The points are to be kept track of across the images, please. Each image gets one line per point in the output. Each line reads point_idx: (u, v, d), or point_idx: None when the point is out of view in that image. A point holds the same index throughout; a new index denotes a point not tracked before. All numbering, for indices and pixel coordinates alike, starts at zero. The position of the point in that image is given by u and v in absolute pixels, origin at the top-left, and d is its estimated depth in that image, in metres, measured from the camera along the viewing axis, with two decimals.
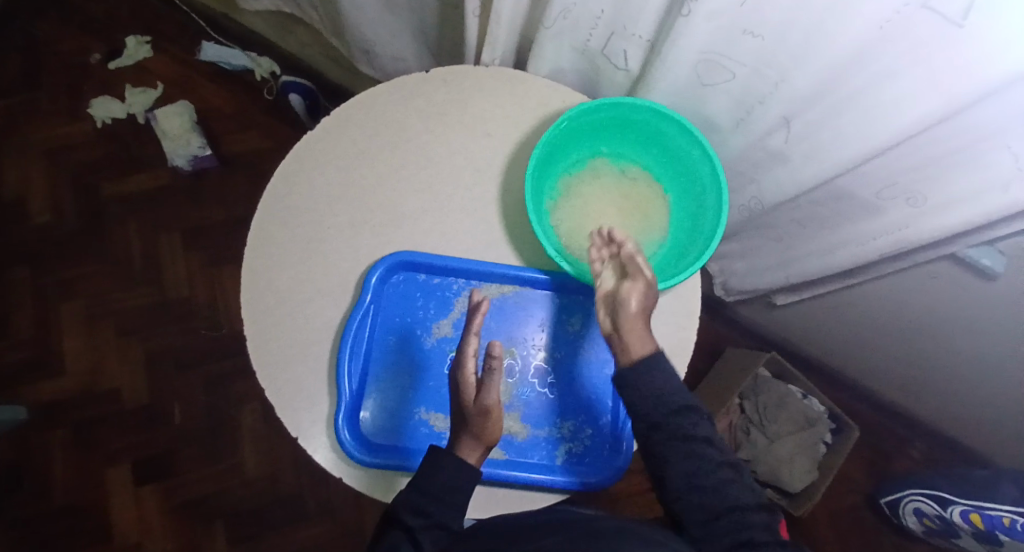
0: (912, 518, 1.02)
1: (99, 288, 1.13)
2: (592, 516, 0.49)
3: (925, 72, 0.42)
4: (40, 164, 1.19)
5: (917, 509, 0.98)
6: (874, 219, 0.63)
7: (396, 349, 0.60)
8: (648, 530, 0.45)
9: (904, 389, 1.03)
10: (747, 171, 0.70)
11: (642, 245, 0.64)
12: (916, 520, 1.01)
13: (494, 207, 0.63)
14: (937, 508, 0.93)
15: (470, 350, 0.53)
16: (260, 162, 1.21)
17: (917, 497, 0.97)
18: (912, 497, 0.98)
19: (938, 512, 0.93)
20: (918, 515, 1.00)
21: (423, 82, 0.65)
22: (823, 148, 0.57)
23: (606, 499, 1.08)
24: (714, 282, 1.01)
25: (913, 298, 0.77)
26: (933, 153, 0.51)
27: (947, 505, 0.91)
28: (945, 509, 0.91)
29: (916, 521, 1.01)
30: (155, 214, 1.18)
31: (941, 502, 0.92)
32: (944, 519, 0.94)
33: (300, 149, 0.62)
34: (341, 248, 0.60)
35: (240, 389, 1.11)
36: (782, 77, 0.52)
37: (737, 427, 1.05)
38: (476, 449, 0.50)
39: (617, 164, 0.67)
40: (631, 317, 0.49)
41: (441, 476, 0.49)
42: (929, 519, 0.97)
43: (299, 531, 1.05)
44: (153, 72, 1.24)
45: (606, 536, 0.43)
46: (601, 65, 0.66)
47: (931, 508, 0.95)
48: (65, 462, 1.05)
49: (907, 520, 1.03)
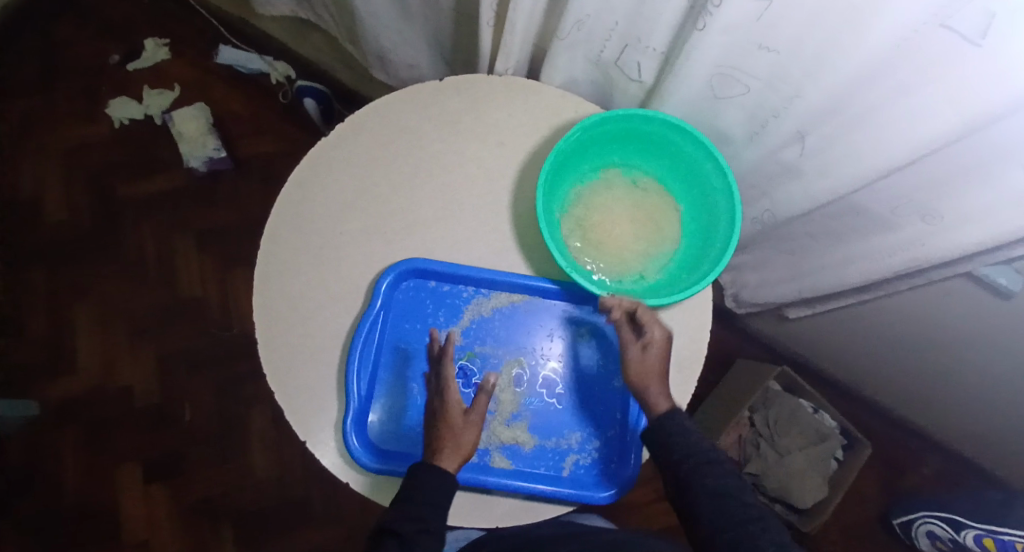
0: (925, 540, 1.00)
1: (114, 287, 1.15)
2: (599, 536, 0.48)
3: (941, 90, 0.42)
4: (59, 163, 1.21)
5: (930, 532, 0.97)
6: (889, 234, 0.62)
7: (396, 357, 0.60)
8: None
9: (916, 405, 1.01)
10: (759, 184, 0.70)
11: (654, 256, 0.64)
12: (929, 542, 1.00)
13: (505, 215, 0.63)
14: (951, 532, 0.92)
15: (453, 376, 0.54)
16: (274, 165, 1.23)
17: (932, 520, 0.96)
18: (925, 520, 0.97)
19: (952, 536, 0.92)
20: (931, 537, 0.98)
21: (437, 90, 0.65)
22: (838, 163, 0.57)
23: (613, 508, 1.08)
24: (726, 293, 1.01)
25: (927, 314, 0.76)
26: (948, 170, 0.50)
27: (961, 529, 0.90)
28: (958, 533, 0.91)
29: (928, 543, 1.00)
30: (170, 214, 1.19)
31: (954, 525, 0.91)
32: (958, 544, 0.92)
33: (314, 154, 0.63)
34: (354, 254, 0.61)
35: (249, 389, 1.12)
36: (796, 92, 0.51)
37: (747, 441, 1.04)
38: (454, 454, 0.51)
39: (629, 174, 0.66)
40: (644, 379, 0.54)
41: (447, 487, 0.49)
42: (942, 543, 0.96)
43: (306, 532, 1.06)
44: (170, 74, 1.26)
45: None
46: (614, 77, 0.66)
47: (945, 532, 0.93)
48: (75, 459, 1.07)
49: (919, 541, 1.02)
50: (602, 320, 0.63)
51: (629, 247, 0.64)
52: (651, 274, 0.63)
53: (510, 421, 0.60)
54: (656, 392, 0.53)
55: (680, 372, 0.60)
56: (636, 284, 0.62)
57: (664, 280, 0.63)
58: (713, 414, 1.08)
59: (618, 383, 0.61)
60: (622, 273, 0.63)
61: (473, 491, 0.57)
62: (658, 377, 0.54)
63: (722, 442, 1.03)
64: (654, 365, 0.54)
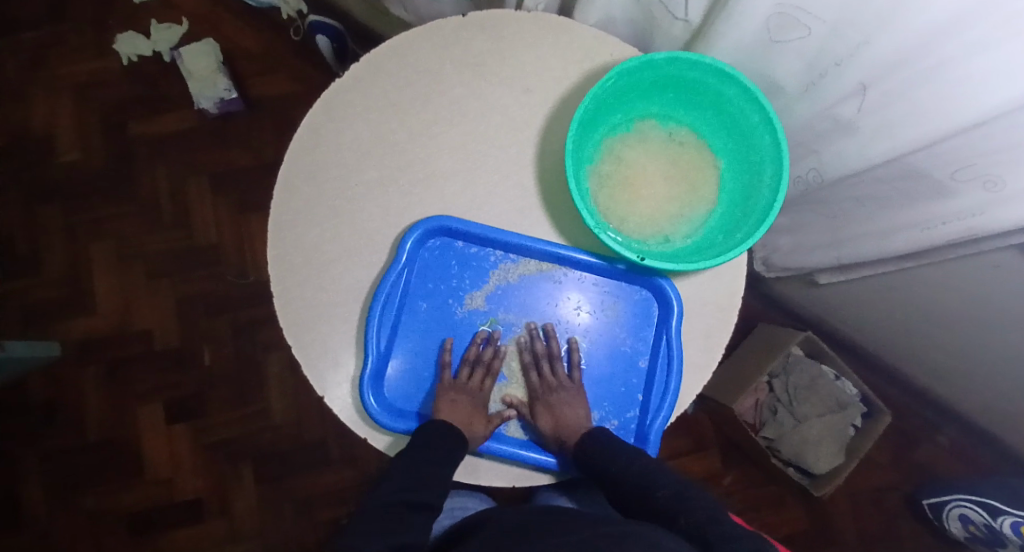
0: (956, 523, 0.99)
1: (129, 230, 1.14)
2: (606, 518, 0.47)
3: None
4: (68, 100, 1.18)
5: (962, 515, 0.96)
6: (944, 201, 0.56)
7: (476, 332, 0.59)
8: (660, 531, 0.43)
9: (942, 376, 0.98)
10: (811, 141, 0.65)
11: (687, 219, 0.60)
12: (960, 526, 0.99)
13: (529, 169, 0.59)
14: (985, 517, 0.91)
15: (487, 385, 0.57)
16: (287, 107, 1.18)
17: (964, 503, 0.95)
18: (957, 502, 0.96)
19: (986, 521, 0.91)
20: (963, 521, 0.97)
21: (460, 28, 0.60)
22: (900, 122, 0.51)
23: None
24: (756, 256, 0.98)
25: (968, 287, 0.71)
26: (1017, 139, 0.43)
27: (997, 515, 0.89)
28: (994, 519, 0.90)
29: (960, 526, 0.99)
30: (182, 157, 1.16)
31: (990, 510, 0.90)
32: (991, 529, 0.91)
33: (329, 97, 0.59)
34: (370, 207, 0.57)
35: (267, 336, 1.12)
36: (865, 39, 0.45)
37: (764, 405, 1.02)
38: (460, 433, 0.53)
39: (666, 128, 0.61)
40: (562, 423, 0.56)
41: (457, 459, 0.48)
42: (975, 528, 0.95)
43: (325, 475, 1.08)
44: (177, 6, 1.19)
45: (611, 537, 0.41)
46: (656, 15, 0.60)
47: (979, 516, 0.93)
48: (99, 398, 1.09)
49: (950, 524, 1.01)
50: (631, 302, 0.60)
51: (661, 209, 0.60)
52: (680, 237, 0.59)
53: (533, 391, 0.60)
54: (571, 427, 0.56)
55: (707, 340, 0.58)
56: (662, 247, 0.59)
57: (694, 245, 0.59)
58: (730, 378, 1.06)
59: (645, 363, 0.59)
60: (650, 233, 0.59)
61: (493, 456, 0.57)
62: (570, 413, 0.57)
63: (739, 405, 1.02)
64: (566, 407, 0.57)
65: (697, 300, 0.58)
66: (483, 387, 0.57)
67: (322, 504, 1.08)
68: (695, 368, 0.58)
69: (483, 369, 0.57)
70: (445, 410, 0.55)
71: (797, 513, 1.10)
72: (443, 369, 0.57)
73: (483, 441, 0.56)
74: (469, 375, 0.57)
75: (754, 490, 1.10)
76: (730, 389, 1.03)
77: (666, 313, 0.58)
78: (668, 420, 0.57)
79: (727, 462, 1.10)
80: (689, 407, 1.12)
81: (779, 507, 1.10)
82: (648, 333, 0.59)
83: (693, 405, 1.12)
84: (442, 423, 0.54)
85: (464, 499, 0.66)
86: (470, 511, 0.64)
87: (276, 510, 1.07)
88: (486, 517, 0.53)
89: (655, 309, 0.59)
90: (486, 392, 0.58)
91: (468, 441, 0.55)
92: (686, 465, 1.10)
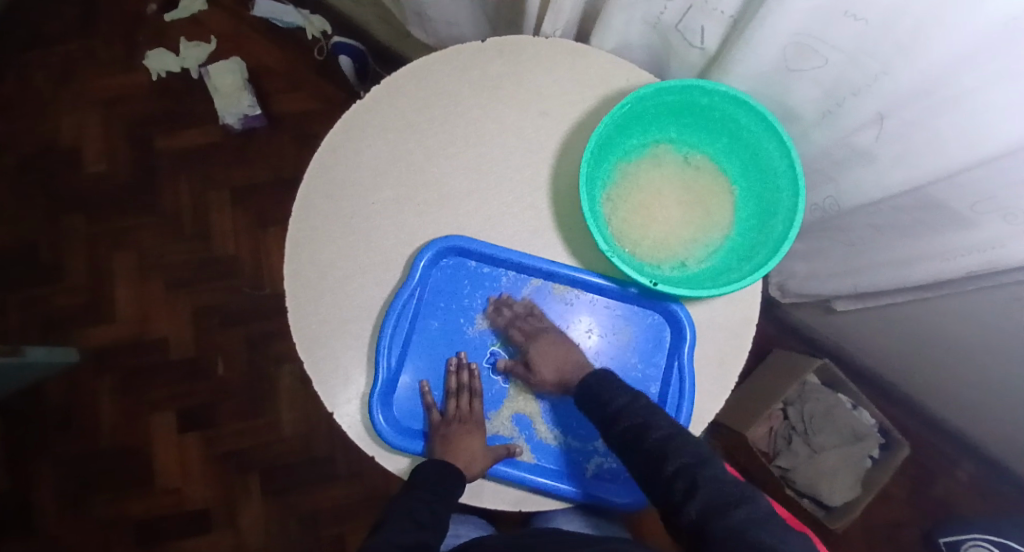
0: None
1: (151, 240, 1.17)
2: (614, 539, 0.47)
3: None
4: (99, 113, 1.22)
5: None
6: (964, 233, 0.55)
7: (456, 353, 0.59)
8: None
9: (962, 409, 0.96)
10: (828, 168, 0.64)
11: (701, 243, 0.60)
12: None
13: (543, 191, 0.59)
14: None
15: (460, 403, 0.56)
16: (308, 124, 1.20)
17: (980, 542, 0.92)
18: (974, 542, 0.93)
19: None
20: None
21: (478, 52, 0.61)
22: (919, 152, 0.50)
23: (638, 524, 1.02)
24: (771, 281, 0.97)
25: (991, 319, 0.69)
26: None
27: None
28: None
29: None
30: (204, 170, 1.19)
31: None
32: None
33: (349, 117, 0.60)
34: (384, 224, 0.58)
35: (279, 348, 1.13)
36: (883, 69, 0.45)
37: (778, 434, 1.00)
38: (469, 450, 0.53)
39: (682, 152, 0.62)
40: (563, 368, 0.56)
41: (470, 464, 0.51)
42: None
43: (330, 490, 1.08)
44: (207, 25, 1.23)
45: None
46: (673, 42, 0.61)
47: None
48: (112, 405, 1.11)
49: None
50: (643, 328, 0.59)
51: (675, 232, 0.59)
52: (694, 261, 0.59)
53: (548, 420, 0.59)
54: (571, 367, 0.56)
55: (720, 368, 0.57)
56: (676, 272, 0.58)
57: (708, 270, 0.58)
58: (744, 404, 1.04)
59: (654, 390, 0.58)
60: (663, 257, 0.59)
61: (500, 480, 0.56)
62: (564, 353, 0.56)
63: (752, 433, 0.99)
64: (558, 347, 0.56)
65: (710, 326, 0.58)
66: (472, 410, 0.57)
67: (327, 519, 1.07)
68: (707, 395, 0.57)
69: (467, 393, 0.57)
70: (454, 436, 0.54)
71: None
72: (430, 412, 0.56)
73: (494, 465, 0.55)
74: (457, 405, 0.56)
75: None
76: (744, 414, 1.00)
77: (678, 339, 0.57)
78: None
79: None
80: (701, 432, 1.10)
81: None
82: (660, 358, 0.58)
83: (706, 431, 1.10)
84: (442, 460, 0.52)
85: (458, 527, 0.65)
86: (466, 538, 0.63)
87: (281, 524, 1.07)
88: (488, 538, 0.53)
89: (667, 333, 0.59)
90: (479, 414, 0.57)
91: (465, 472, 0.53)
92: None
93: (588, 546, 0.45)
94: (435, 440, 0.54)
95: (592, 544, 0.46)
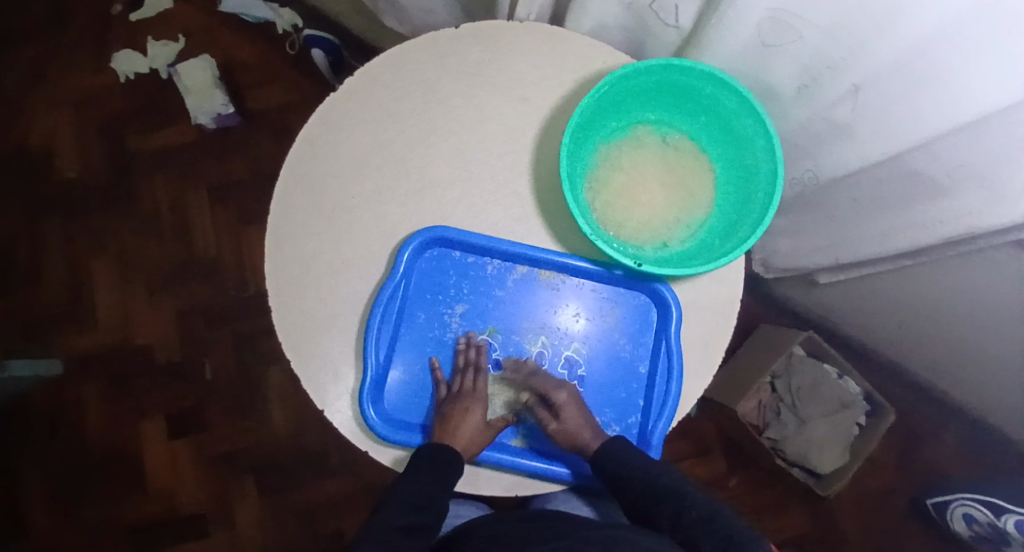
0: (960, 523, 0.98)
1: (128, 244, 1.14)
2: (607, 524, 0.48)
3: (1016, 44, 0.35)
4: (67, 117, 1.18)
5: (965, 514, 0.95)
6: (942, 201, 0.56)
7: (464, 333, 0.59)
8: (658, 544, 0.44)
9: (944, 373, 0.98)
10: (805, 143, 0.65)
11: (683, 223, 0.60)
12: (965, 526, 0.98)
13: (525, 177, 0.59)
14: (989, 515, 0.90)
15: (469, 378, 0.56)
16: (283, 119, 1.18)
17: (967, 502, 0.94)
18: (960, 502, 0.95)
19: (990, 520, 0.90)
20: (967, 520, 0.96)
21: (454, 39, 0.60)
22: (895, 123, 0.51)
23: None
24: (755, 258, 0.98)
25: (970, 284, 0.70)
26: (1012, 136, 0.43)
27: (1000, 513, 0.88)
28: (998, 517, 0.88)
29: (965, 526, 0.98)
30: (180, 172, 1.17)
31: (994, 509, 0.89)
32: (995, 527, 0.90)
33: (325, 110, 0.59)
34: (366, 219, 0.58)
35: (268, 348, 1.12)
36: (858, 42, 0.45)
37: (767, 406, 1.01)
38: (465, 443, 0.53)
39: (661, 133, 0.62)
40: (579, 429, 0.55)
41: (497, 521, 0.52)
42: (979, 526, 0.94)
43: (327, 488, 1.08)
44: (175, 23, 1.20)
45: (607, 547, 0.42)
46: (649, 22, 0.61)
47: (983, 515, 0.92)
48: (100, 414, 1.09)
49: (954, 524, 1.00)
50: (630, 310, 0.60)
51: (657, 213, 0.60)
52: (677, 242, 0.59)
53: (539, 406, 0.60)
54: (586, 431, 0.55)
55: (707, 346, 0.58)
56: (660, 252, 0.59)
57: (692, 249, 0.59)
58: (733, 379, 1.05)
59: (644, 369, 0.59)
60: (647, 239, 0.59)
61: (493, 467, 0.57)
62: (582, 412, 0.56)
63: (742, 407, 1.00)
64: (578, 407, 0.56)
65: (695, 305, 0.58)
66: (476, 387, 0.56)
67: (325, 515, 1.07)
68: (695, 373, 0.58)
69: (472, 372, 0.57)
70: (446, 427, 0.54)
71: (803, 515, 1.10)
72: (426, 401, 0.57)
73: (483, 450, 0.56)
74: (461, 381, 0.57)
75: (757, 493, 1.09)
76: (733, 390, 1.02)
77: (664, 319, 0.58)
78: (671, 422, 0.57)
79: (732, 465, 1.10)
80: (692, 410, 1.12)
81: (784, 509, 1.10)
82: (648, 338, 0.59)
83: (697, 408, 1.12)
84: (437, 448, 0.53)
85: (458, 507, 0.66)
86: (463, 519, 0.64)
87: (278, 522, 1.07)
88: (484, 524, 0.53)
89: (654, 313, 0.59)
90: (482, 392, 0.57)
91: (460, 454, 0.53)
92: (694, 468, 1.10)
93: (582, 530, 0.46)
94: (433, 428, 0.55)
95: (585, 528, 0.47)
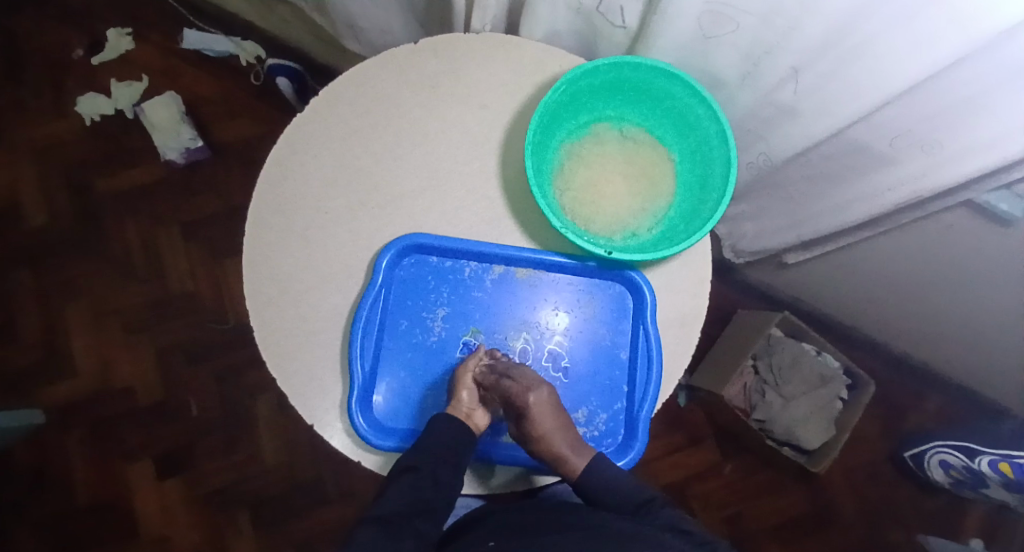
0: (938, 471, 1.01)
1: (103, 287, 1.13)
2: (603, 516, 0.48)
3: (937, 10, 0.38)
4: (32, 164, 1.17)
5: (943, 461, 0.98)
6: (889, 169, 0.59)
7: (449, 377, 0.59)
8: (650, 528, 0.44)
9: (916, 340, 1.02)
10: (757, 127, 0.68)
11: (648, 211, 0.62)
12: (943, 473, 1.01)
13: (493, 181, 0.61)
14: (965, 459, 0.92)
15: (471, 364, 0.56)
16: (252, 149, 1.19)
17: (944, 450, 0.97)
18: (937, 449, 0.98)
19: (967, 464, 0.92)
20: (944, 468, 0.99)
21: (413, 53, 0.62)
22: (835, 99, 0.54)
23: None
24: (724, 245, 1.01)
25: (931, 250, 0.74)
26: (943, 100, 0.46)
27: (976, 456, 0.89)
28: (974, 460, 0.90)
29: (942, 473, 1.01)
30: (152, 210, 1.16)
31: (969, 453, 0.91)
32: (972, 470, 0.92)
33: (291, 132, 0.60)
34: (341, 233, 0.59)
35: (253, 378, 1.11)
36: (792, 24, 0.48)
37: (752, 388, 1.03)
38: (453, 436, 0.54)
39: (619, 128, 0.64)
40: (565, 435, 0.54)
41: (495, 519, 0.53)
42: (956, 471, 0.96)
43: (324, 514, 1.07)
44: (137, 63, 1.21)
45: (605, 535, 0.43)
46: (597, 25, 0.63)
47: (958, 460, 0.94)
48: (83, 461, 1.07)
49: (934, 473, 1.03)
50: (607, 300, 0.61)
51: (623, 204, 0.62)
52: (645, 229, 0.62)
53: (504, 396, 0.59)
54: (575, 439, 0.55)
55: (682, 327, 0.60)
56: (629, 241, 0.61)
57: (659, 235, 0.61)
58: (717, 365, 1.07)
59: (625, 355, 0.60)
60: (616, 230, 0.61)
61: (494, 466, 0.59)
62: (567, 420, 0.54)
63: (728, 391, 1.01)
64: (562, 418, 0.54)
65: (669, 289, 0.61)
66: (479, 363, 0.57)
67: (323, 542, 1.06)
68: (674, 354, 0.60)
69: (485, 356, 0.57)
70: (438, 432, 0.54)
71: (798, 493, 1.12)
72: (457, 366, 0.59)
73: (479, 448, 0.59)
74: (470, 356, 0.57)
75: (752, 476, 1.11)
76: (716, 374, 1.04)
77: (639, 306, 0.60)
78: (655, 406, 0.58)
79: (724, 450, 1.12)
80: (681, 399, 1.14)
81: (780, 489, 1.12)
82: (626, 325, 0.61)
83: (685, 397, 1.13)
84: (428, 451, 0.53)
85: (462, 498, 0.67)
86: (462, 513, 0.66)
87: None
88: (484, 517, 0.54)
89: (629, 300, 0.61)
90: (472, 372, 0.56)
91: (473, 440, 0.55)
92: (687, 459, 1.11)
93: (582, 523, 0.47)
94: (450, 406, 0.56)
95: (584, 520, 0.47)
